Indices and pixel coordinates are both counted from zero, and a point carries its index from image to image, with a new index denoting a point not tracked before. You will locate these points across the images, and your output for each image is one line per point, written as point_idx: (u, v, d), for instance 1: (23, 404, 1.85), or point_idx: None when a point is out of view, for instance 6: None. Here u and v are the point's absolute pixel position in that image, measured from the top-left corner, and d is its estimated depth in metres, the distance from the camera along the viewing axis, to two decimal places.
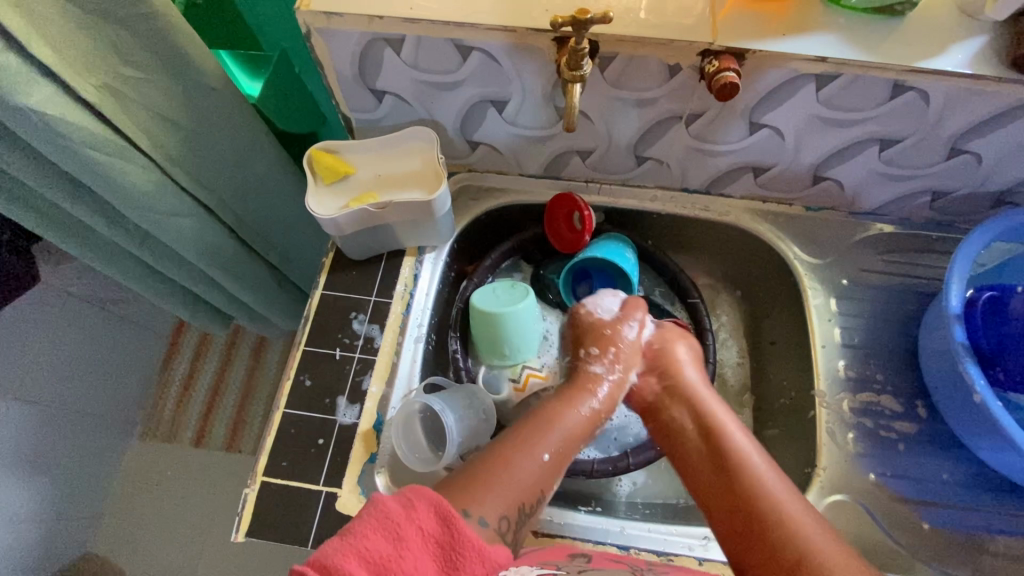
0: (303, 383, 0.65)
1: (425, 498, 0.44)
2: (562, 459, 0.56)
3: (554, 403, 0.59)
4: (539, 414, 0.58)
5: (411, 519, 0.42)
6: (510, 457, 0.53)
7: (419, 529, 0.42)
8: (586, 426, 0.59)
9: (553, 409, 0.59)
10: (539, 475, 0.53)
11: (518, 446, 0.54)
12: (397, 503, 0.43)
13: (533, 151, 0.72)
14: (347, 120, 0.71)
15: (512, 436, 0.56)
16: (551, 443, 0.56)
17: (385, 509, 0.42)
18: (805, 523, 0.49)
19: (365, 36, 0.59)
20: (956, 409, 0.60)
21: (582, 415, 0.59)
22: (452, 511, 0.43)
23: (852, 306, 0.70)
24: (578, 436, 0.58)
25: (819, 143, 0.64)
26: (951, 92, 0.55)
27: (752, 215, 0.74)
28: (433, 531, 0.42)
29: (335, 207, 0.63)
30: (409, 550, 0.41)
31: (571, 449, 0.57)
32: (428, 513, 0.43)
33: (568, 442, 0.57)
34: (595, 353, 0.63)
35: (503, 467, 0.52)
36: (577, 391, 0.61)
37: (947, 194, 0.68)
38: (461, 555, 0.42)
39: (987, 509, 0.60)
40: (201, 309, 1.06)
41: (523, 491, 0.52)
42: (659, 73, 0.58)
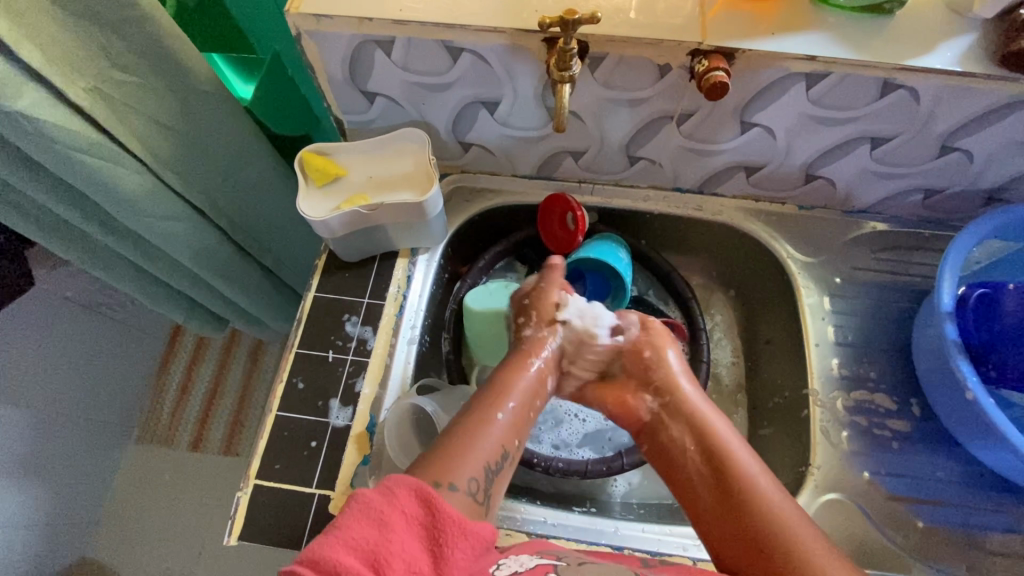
0: (296, 386, 0.65)
1: (402, 482, 0.43)
2: (521, 422, 0.57)
3: (504, 370, 0.60)
4: (489, 381, 0.59)
5: (393, 504, 0.42)
6: (465, 419, 0.54)
7: (401, 511, 0.42)
8: (535, 386, 0.60)
9: (505, 376, 0.59)
10: (499, 433, 0.54)
11: (478, 415, 0.55)
12: (376, 491, 0.42)
13: (525, 152, 0.72)
14: (339, 122, 0.71)
15: (475, 398, 0.57)
16: (506, 403, 0.57)
17: (366, 498, 0.42)
18: (802, 533, 0.49)
19: (355, 39, 0.59)
20: (949, 407, 0.60)
21: (531, 377, 0.60)
22: (431, 491, 0.43)
23: (845, 304, 0.70)
24: (530, 395, 0.59)
25: (810, 141, 0.64)
26: (940, 91, 0.55)
27: (745, 214, 0.74)
28: (415, 512, 0.42)
29: (326, 209, 0.63)
30: (393, 534, 0.40)
31: (529, 409, 0.58)
32: (409, 495, 0.43)
33: (523, 400, 0.58)
34: (530, 320, 0.65)
35: (465, 434, 0.53)
36: (520, 356, 0.62)
37: (939, 192, 0.68)
38: (446, 531, 0.41)
39: (981, 506, 0.60)
40: (196, 312, 1.06)
41: (493, 450, 0.53)
42: (649, 73, 0.58)
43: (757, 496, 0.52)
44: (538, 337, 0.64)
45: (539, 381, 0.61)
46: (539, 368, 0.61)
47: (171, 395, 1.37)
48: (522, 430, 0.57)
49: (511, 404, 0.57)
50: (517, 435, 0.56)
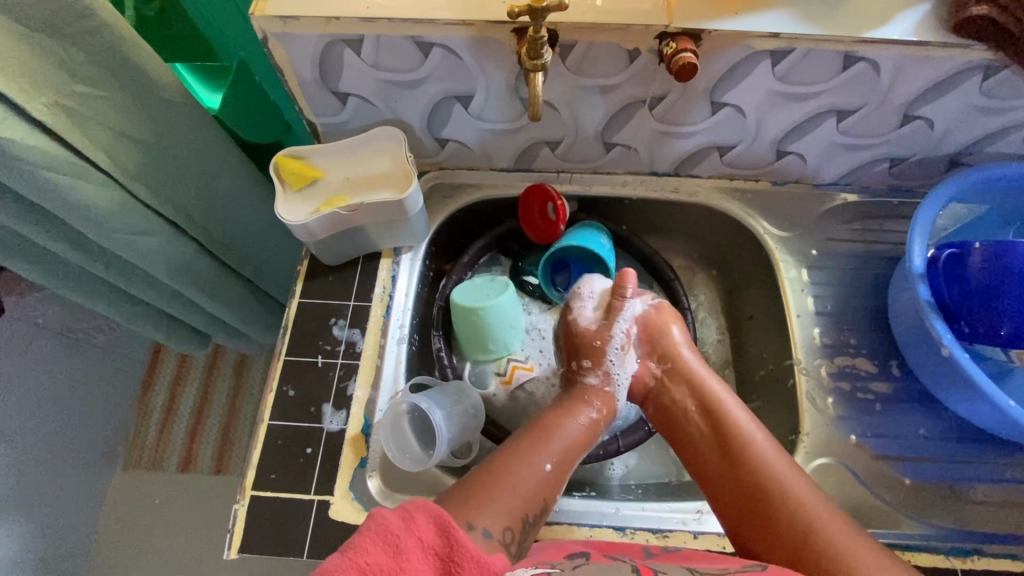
0: (286, 394, 0.64)
1: (424, 510, 0.43)
2: (562, 470, 0.58)
3: (553, 414, 0.62)
4: (536, 423, 0.61)
5: (412, 531, 0.42)
6: (508, 464, 0.55)
7: (418, 540, 0.42)
8: (584, 435, 0.61)
9: (552, 422, 0.61)
10: (540, 478, 0.55)
11: (518, 458, 0.56)
12: (395, 516, 0.42)
13: (502, 145, 0.73)
14: (313, 126, 0.70)
15: (518, 442, 0.58)
16: (551, 451, 0.58)
17: (384, 521, 0.42)
18: (814, 511, 0.53)
19: (324, 39, 0.58)
20: (929, 366, 0.62)
21: (582, 425, 0.61)
22: (451, 522, 0.43)
23: (823, 275, 0.72)
24: (577, 444, 0.60)
25: (779, 117, 0.65)
26: (899, 60, 0.57)
27: (721, 194, 0.76)
28: (433, 542, 0.42)
29: (305, 212, 0.62)
30: (409, 563, 0.40)
31: (569, 459, 0.59)
32: (428, 524, 0.43)
33: (570, 452, 0.59)
34: (588, 365, 0.65)
35: (507, 480, 0.54)
36: (573, 402, 0.63)
37: (904, 159, 0.70)
38: (461, 566, 0.41)
39: (963, 459, 0.62)
40: (176, 329, 1.04)
41: (530, 499, 0.54)
42: (620, 58, 0.59)
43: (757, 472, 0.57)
44: (598, 386, 0.65)
45: (592, 428, 0.62)
46: (589, 425, 0.61)
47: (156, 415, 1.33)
48: (563, 475, 0.58)
49: (554, 452, 0.58)
50: (557, 480, 0.57)
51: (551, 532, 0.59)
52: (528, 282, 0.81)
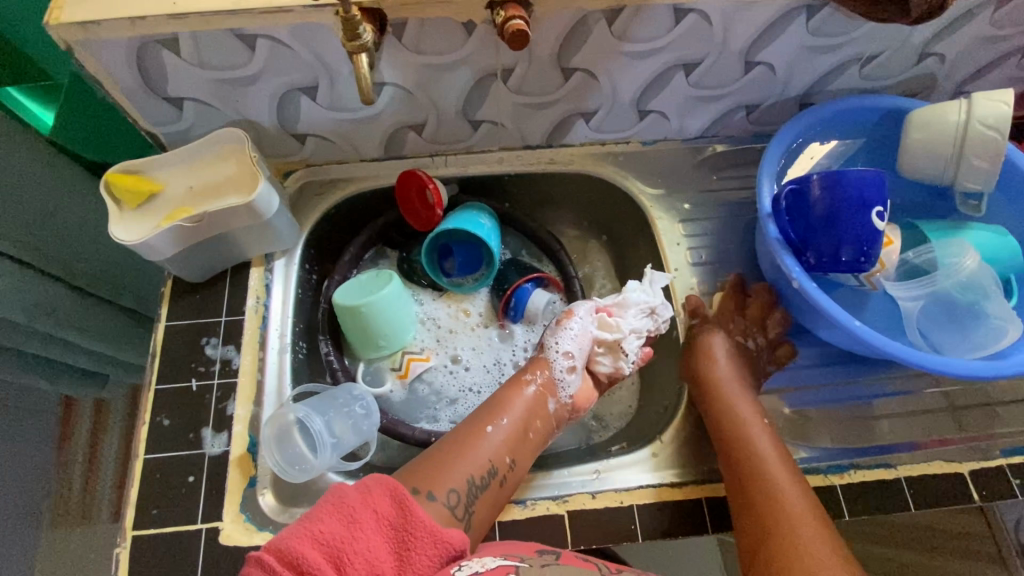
0: (161, 424, 0.60)
1: (380, 485, 0.48)
2: (521, 436, 0.61)
3: (507, 387, 0.65)
4: (489, 400, 0.64)
5: (367, 504, 0.46)
6: (461, 441, 0.59)
7: (374, 511, 0.46)
8: (535, 402, 0.63)
9: (504, 396, 0.63)
10: (491, 449, 0.58)
11: (469, 432, 0.60)
12: (354, 489, 0.47)
13: (365, 134, 0.70)
14: (154, 137, 0.66)
15: (473, 417, 0.62)
16: (501, 418, 0.61)
17: (342, 494, 0.47)
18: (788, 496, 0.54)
19: (134, 41, 0.54)
20: (794, 300, 0.65)
21: (527, 395, 0.63)
22: (407, 496, 0.47)
23: (699, 226, 0.74)
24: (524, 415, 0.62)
25: (630, 77, 0.66)
26: (725, 8, 0.59)
27: (596, 159, 0.77)
28: (387, 513, 0.46)
29: (146, 230, 0.57)
30: (362, 531, 0.45)
31: (522, 432, 0.61)
32: (385, 497, 0.47)
33: (522, 419, 0.62)
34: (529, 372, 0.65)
35: (460, 457, 0.57)
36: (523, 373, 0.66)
37: (758, 106, 0.73)
38: (414, 536, 0.46)
39: (836, 381, 0.66)
40: (64, 373, 0.96)
41: (480, 465, 0.57)
42: (457, 33, 0.58)
43: (757, 443, 0.58)
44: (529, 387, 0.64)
45: (540, 394, 0.64)
46: (538, 391, 0.64)
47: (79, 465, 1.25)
48: (514, 447, 0.60)
49: (503, 421, 0.61)
50: (507, 453, 0.59)
51: None
52: (418, 274, 0.79)
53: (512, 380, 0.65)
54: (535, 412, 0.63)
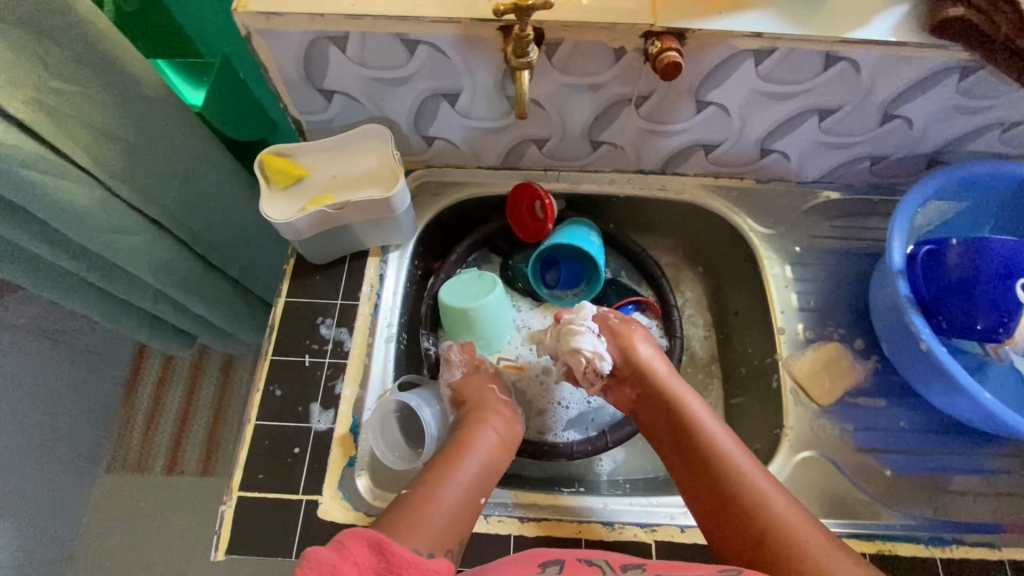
0: (273, 394, 0.64)
1: (355, 537, 0.43)
2: (477, 492, 0.59)
3: (468, 425, 0.65)
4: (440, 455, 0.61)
5: (345, 558, 0.42)
6: (431, 482, 0.57)
7: (353, 563, 0.41)
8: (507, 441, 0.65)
9: (468, 436, 0.63)
10: (469, 491, 0.57)
11: (442, 469, 0.59)
12: (328, 548, 0.42)
13: (489, 143, 0.73)
14: (297, 123, 0.70)
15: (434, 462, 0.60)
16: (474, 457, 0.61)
17: (316, 557, 0.41)
18: (754, 486, 0.56)
19: (308, 35, 0.57)
20: (909, 362, 0.64)
21: (482, 450, 0.62)
22: (385, 539, 0.43)
23: (807, 272, 0.73)
24: (486, 469, 0.61)
25: (762, 116, 0.66)
26: (879, 60, 0.58)
27: (707, 191, 0.77)
28: (368, 562, 0.42)
29: (291, 211, 0.61)
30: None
31: (492, 468, 0.61)
32: (362, 547, 0.43)
33: (492, 468, 0.61)
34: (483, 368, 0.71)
35: (430, 499, 0.55)
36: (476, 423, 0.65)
37: (885, 158, 0.71)
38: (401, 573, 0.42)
39: (940, 449, 0.64)
40: (161, 330, 1.02)
41: (458, 517, 0.55)
42: (606, 58, 0.59)
43: (712, 435, 0.61)
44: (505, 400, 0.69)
45: (501, 440, 0.64)
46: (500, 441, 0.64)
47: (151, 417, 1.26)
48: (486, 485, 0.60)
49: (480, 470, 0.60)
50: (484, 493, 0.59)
51: (540, 528, 0.59)
52: (517, 280, 0.81)
53: (476, 418, 0.65)
54: (506, 444, 0.64)
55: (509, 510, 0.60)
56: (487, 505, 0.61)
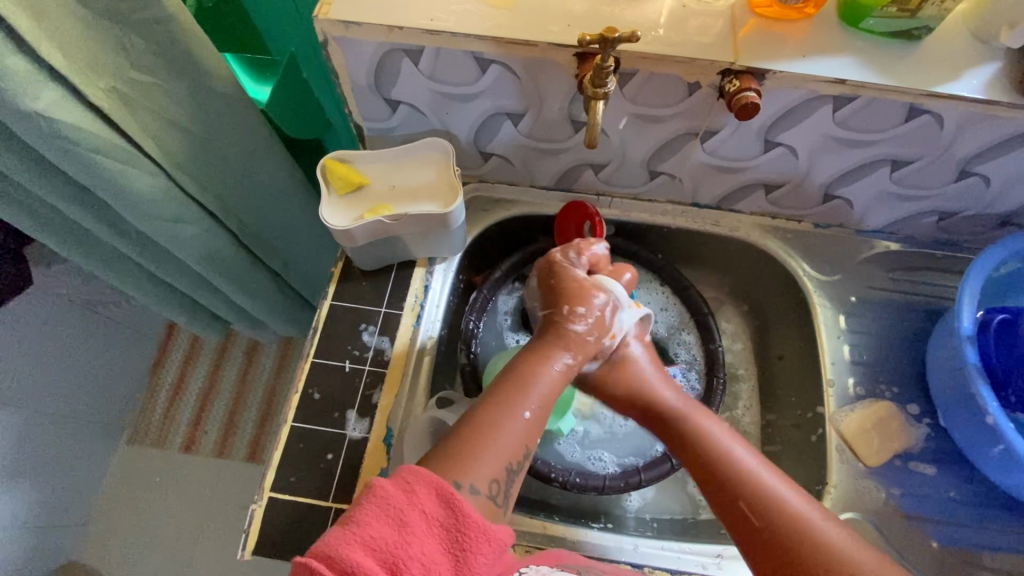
0: (311, 397, 0.64)
1: (423, 480, 0.41)
2: (543, 414, 0.52)
3: (532, 362, 0.54)
4: (511, 372, 0.54)
5: (413, 504, 0.39)
6: (489, 419, 0.49)
7: (421, 513, 0.39)
8: (561, 384, 0.54)
9: (526, 372, 0.53)
10: (524, 432, 0.50)
11: (490, 413, 0.50)
12: (397, 487, 0.40)
13: (545, 164, 0.72)
14: (359, 129, 0.70)
15: (494, 399, 0.51)
16: (533, 401, 0.51)
17: (384, 494, 0.39)
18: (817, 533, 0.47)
19: (383, 46, 0.57)
20: (966, 431, 0.61)
21: (556, 371, 0.54)
22: (454, 494, 0.40)
23: (860, 323, 0.71)
24: (552, 394, 0.53)
25: (832, 162, 0.64)
26: (964, 116, 0.56)
27: (762, 230, 0.75)
28: (436, 514, 0.40)
29: (349, 219, 0.63)
30: (414, 537, 0.38)
31: (547, 397, 0.52)
32: (431, 496, 0.40)
33: (547, 404, 0.53)
34: (581, 310, 0.57)
35: (487, 437, 0.48)
36: (547, 346, 0.56)
37: (954, 214, 0.69)
38: (468, 535, 0.39)
39: (989, 524, 0.61)
40: (198, 313, 1.03)
41: (513, 450, 0.49)
42: (678, 91, 0.58)
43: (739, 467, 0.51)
44: (584, 336, 0.56)
45: (567, 375, 0.55)
46: (563, 371, 0.54)
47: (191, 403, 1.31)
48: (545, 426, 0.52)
49: (536, 405, 0.52)
50: (530, 441, 0.50)
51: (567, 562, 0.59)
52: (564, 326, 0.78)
53: (538, 353, 0.55)
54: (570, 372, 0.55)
55: (538, 541, 0.60)
56: (516, 533, 0.60)
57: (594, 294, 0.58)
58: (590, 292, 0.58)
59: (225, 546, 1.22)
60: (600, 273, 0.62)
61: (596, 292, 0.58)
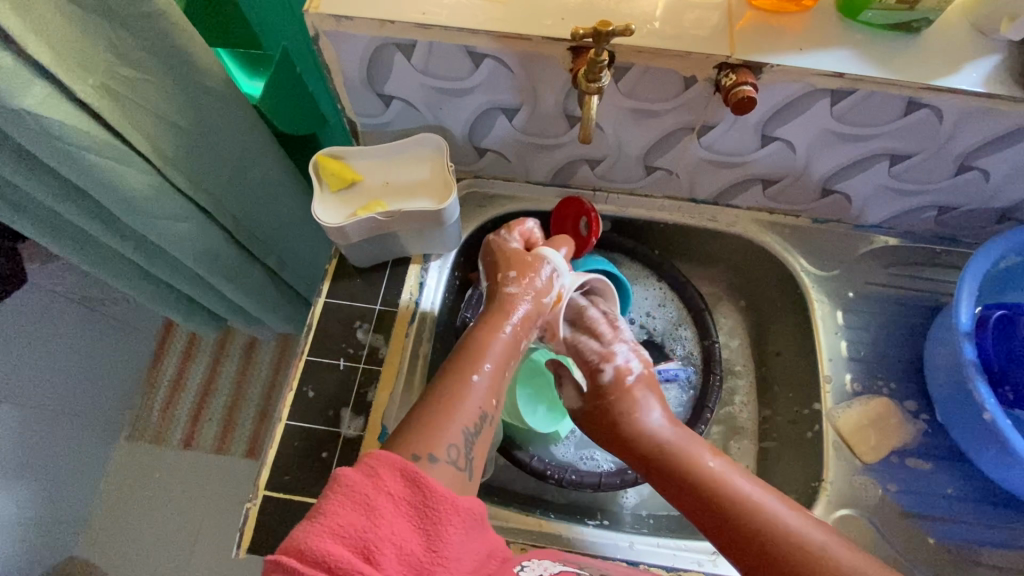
0: (305, 395, 0.63)
1: (385, 462, 0.40)
2: (497, 380, 0.53)
3: (479, 331, 0.56)
4: (463, 346, 0.55)
5: (377, 487, 0.39)
6: (443, 391, 0.50)
7: (387, 494, 0.39)
8: (509, 349, 0.55)
9: (480, 342, 0.54)
10: (478, 396, 0.51)
11: (447, 384, 0.51)
12: (360, 473, 0.40)
13: (541, 159, 0.71)
14: (352, 124, 0.69)
15: (445, 370, 0.52)
16: (483, 366, 0.53)
17: (349, 482, 0.39)
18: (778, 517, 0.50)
19: (375, 41, 0.57)
20: (964, 427, 0.61)
21: (504, 338, 0.55)
22: (417, 469, 0.40)
23: (857, 319, 0.71)
24: (503, 357, 0.54)
25: (829, 156, 0.64)
26: (963, 110, 0.55)
27: (759, 226, 0.74)
28: (402, 493, 0.39)
29: (342, 216, 0.62)
30: (382, 519, 0.38)
31: (496, 362, 0.54)
32: (393, 475, 0.40)
33: (501, 368, 0.54)
34: (513, 276, 0.58)
35: (444, 406, 0.49)
36: (495, 315, 0.57)
37: (953, 209, 0.68)
38: (436, 507, 0.39)
39: (984, 521, 0.61)
40: (195, 310, 1.03)
41: (471, 415, 0.50)
42: (674, 86, 0.57)
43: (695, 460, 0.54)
44: (519, 298, 0.58)
45: (516, 341, 0.56)
46: (513, 334, 0.56)
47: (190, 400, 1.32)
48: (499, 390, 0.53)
49: (488, 368, 0.53)
50: (495, 395, 0.53)
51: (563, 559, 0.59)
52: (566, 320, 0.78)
53: (485, 323, 0.56)
54: (520, 336, 0.57)
55: (534, 538, 0.60)
56: (512, 531, 0.60)
57: (537, 265, 0.59)
58: (532, 262, 0.59)
59: (224, 543, 1.22)
60: (538, 249, 0.63)
61: (540, 265, 0.60)
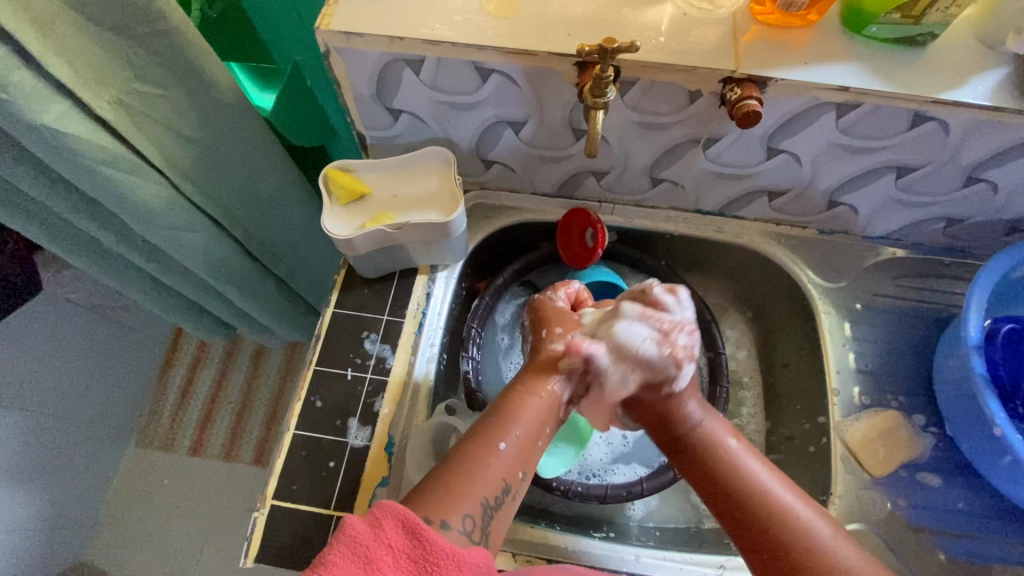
0: (313, 405, 0.64)
1: (389, 513, 0.41)
2: (527, 449, 0.52)
3: (514, 394, 0.55)
4: (500, 406, 0.54)
5: (379, 539, 0.39)
6: (469, 452, 0.50)
7: (388, 547, 0.39)
8: (543, 418, 0.54)
9: (512, 405, 0.54)
10: (502, 466, 0.50)
11: (475, 449, 0.50)
12: (363, 522, 0.40)
13: (548, 171, 0.72)
14: (361, 137, 0.70)
15: (474, 434, 0.52)
16: (512, 434, 0.52)
17: (352, 531, 0.39)
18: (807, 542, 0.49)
19: (385, 57, 0.58)
20: (974, 440, 0.61)
21: (544, 400, 0.54)
22: (418, 521, 0.41)
23: (865, 331, 0.70)
24: (540, 426, 0.53)
25: (835, 168, 0.64)
26: (969, 123, 0.55)
27: (766, 237, 0.74)
28: (403, 546, 0.40)
29: (351, 227, 0.63)
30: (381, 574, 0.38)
31: (533, 437, 0.53)
32: (396, 528, 0.40)
33: (529, 436, 0.53)
34: (559, 331, 0.59)
35: (464, 473, 0.48)
36: (531, 378, 0.56)
37: (962, 221, 0.68)
38: (438, 564, 0.39)
39: (997, 537, 0.61)
40: (204, 317, 1.04)
41: (493, 485, 0.49)
42: (680, 99, 0.58)
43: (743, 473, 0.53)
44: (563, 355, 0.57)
45: (555, 403, 0.55)
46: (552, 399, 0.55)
47: (200, 407, 1.33)
48: (527, 460, 0.52)
49: (518, 436, 0.52)
50: (519, 466, 0.51)
51: None
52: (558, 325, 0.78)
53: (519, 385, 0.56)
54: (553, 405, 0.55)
55: (539, 551, 0.60)
56: (518, 543, 0.60)
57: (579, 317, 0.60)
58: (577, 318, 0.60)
59: (232, 550, 1.23)
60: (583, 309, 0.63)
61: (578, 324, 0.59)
